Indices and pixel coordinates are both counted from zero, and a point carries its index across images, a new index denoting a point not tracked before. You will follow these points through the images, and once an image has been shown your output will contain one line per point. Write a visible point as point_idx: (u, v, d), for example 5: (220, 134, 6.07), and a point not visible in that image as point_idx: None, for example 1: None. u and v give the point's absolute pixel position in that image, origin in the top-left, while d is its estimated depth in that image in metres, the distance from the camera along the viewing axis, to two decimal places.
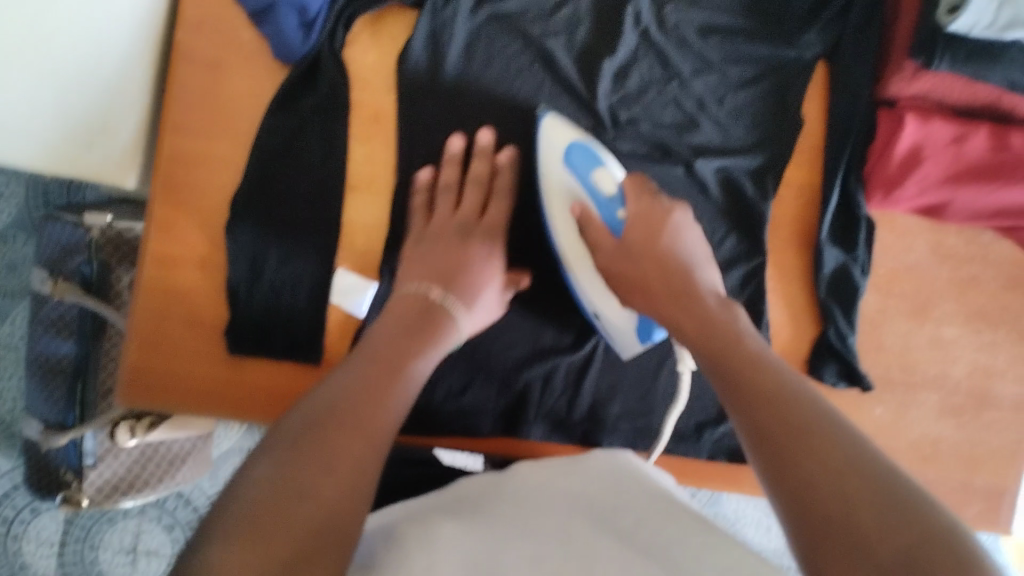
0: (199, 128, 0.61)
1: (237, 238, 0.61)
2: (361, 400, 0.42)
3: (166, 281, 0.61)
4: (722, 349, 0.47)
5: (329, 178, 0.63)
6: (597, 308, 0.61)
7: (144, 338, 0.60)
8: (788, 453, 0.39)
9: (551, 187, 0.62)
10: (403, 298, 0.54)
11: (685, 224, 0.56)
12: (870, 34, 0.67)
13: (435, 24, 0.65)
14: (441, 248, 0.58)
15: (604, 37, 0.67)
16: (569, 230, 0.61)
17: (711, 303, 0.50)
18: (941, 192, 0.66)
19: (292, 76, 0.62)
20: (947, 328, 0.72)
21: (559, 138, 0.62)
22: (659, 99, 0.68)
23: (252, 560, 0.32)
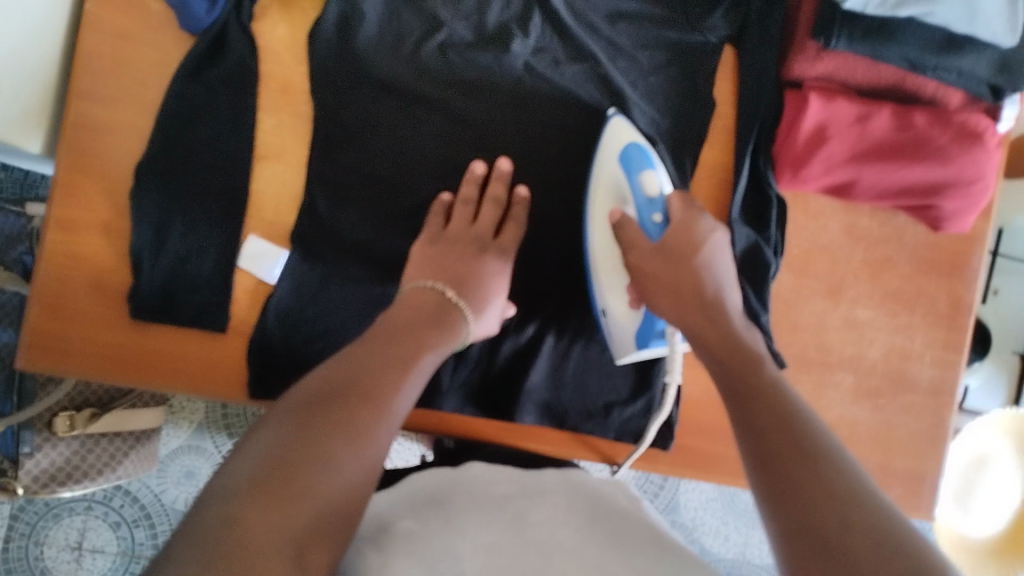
0: (108, 95, 0.63)
1: (141, 204, 0.62)
2: (373, 376, 0.47)
3: (70, 245, 0.62)
4: (741, 372, 0.50)
5: (237, 146, 0.64)
6: (606, 304, 0.64)
7: (47, 300, 0.62)
8: (788, 465, 0.42)
9: (602, 181, 0.65)
10: (413, 293, 0.58)
11: (723, 246, 0.58)
12: (772, 20, 0.68)
13: (346, 6, 0.66)
14: (457, 250, 0.62)
15: (513, 19, 0.68)
16: (602, 231, 0.63)
17: (739, 326, 0.55)
18: (847, 171, 0.67)
19: (199, 49, 0.63)
20: (861, 310, 0.72)
21: (624, 137, 0.64)
22: (576, 82, 0.68)
23: (275, 517, 0.37)
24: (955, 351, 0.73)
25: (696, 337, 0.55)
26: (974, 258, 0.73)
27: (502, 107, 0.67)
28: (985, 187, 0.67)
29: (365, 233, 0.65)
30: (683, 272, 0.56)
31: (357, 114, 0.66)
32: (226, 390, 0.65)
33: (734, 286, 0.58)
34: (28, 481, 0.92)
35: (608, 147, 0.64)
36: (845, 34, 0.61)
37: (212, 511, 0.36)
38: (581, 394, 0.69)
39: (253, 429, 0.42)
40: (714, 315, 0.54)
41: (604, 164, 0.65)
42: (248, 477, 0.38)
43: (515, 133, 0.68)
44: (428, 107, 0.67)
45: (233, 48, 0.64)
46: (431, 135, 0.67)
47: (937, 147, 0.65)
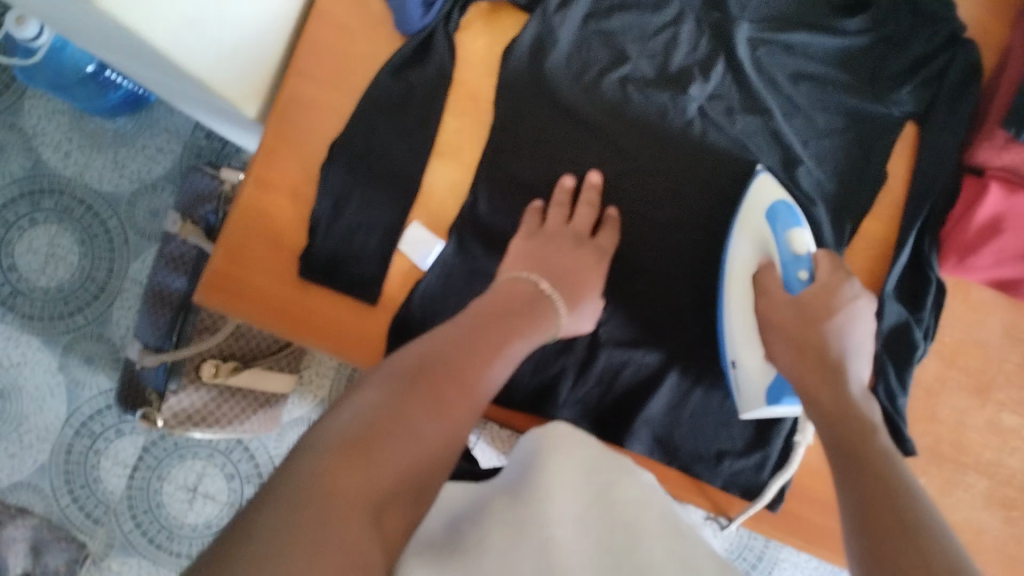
0: (320, 78, 0.70)
1: (329, 178, 0.69)
2: (458, 358, 0.50)
3: (261, 202, 0.69)
4: (851, 438, 0.53)
5: (420, 140, 0.70)
6: (739, 358, 0.64)
7: (231, 247, 0.68)
8: (888, 527, 0.45)
9: (747, 226, 0.66)
10: (507, 283, 0.60)
11: (864, 313, 0.60)
12: (962, 104, 0.67)
13: (543, 29, 0.70)
14: (558, 245, 0.64)
15: (697, 65, 0.71)
16: (741, 281, 0.65)
17: (857, 392, 0.57)
18: (1017, 267, 0.65)
19: (405, 49, 0.69)
20: (1008, 415, 0.69)
21: (768, 195, 0.65)
22: (748, 133, 0.70)
23: (359, 476, 0.39)
24: None
25: (807, 392, 0.57)
26: None
27: (671, 144, 0.70)
28: None
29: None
30: (811, 328, 0.58)
31: (533, 129, 0.70)
32: (367, 359, 0.70)
33: (864, 356, 0.59)
34: (168, 416, 1.00)
35: (751, 204, 0.66)
36: None
37: (302, 468, 0.38)
38: (695, 436, 0.70)
39: (342, 398, 0.45)
40: (832, 378, 0.57)
41: (749, 215, 0.66)
42: (338, 440, 0.40)
43: (681, 173, 0.70)
44: (600, 136, 0.70)
45: (435, 53, 0.70)
46: (600, 161, 0.70)
47: None
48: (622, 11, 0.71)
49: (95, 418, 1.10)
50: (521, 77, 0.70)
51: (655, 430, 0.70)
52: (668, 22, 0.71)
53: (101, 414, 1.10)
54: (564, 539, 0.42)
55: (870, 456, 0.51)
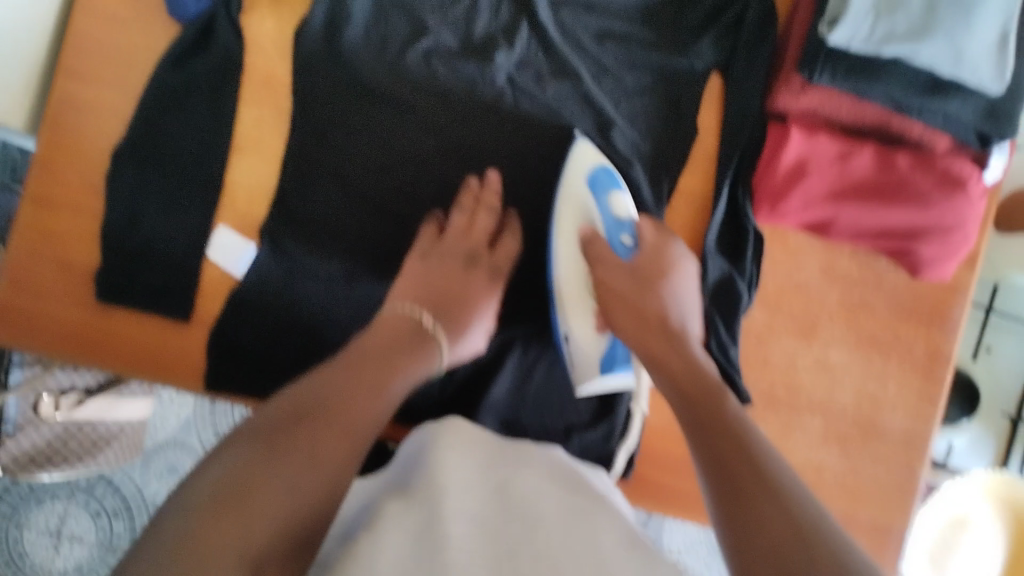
0: (94, 78, 0.64)
1: (116, 187, 0.64)
2: (340, 395, 0.46)
3: (44, 221, 0.64)
4: (699, 396, 0.50)
5: (214, 137, 0.65)
6: (570, 327, 0.62)
7: (16, 275, 0.63)
8: (747, 501, 0.41)
9: (569, 196, 0.64)
10: (394, 315, 0.56)
11: (688, 276, 0.60)
12: (761, 51, 0.67)
13: (333, 6, 0.66)
14: (444, 270, 0.61)
15: (502, 32, 0.69)
16: (567, 249, 0.62)
17: (697, 350, 0.55)
18: (825, 208, 0.66)
19: (184, 37, 0.64)
20: (834, 352, 0.71)
21: (588, 161, 0.64)
22: (560, 99, 0.69)
23: (230, 540, 0.36)
24: (931, 403, 0.71)
25: (648, 352, 0.55)
26: (957, 310, 0.71)
27: (483, 115, 0.68)
28: (967, 236, 0.65)
29: (344, 237, 0.66)
30: (651, 292, 0.58)
31: (335, 113, 0.66)
32: (186, 377, 0.66)
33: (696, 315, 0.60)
34: (8, 462, 0.90)
35: (571, 173, 0.64)
36: (827, 70, 0.60)
37: (168, 536, 0.36)
38: (541, 409, 0.69)
39: (212, 450, 0.41)
40: (673, 344, 0.55)
41: (570, 186, 0.64)
42: (209, 498, 0.38)
43: (498, 144, 0.68)
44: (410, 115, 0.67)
45: (217, 40, 0.65)
46: (412, 141, 0.67)
47: (918, 191, 0.64)
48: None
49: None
50: (314, 58, 0.66)
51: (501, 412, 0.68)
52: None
53: None
54: (459, 535, 0.43)
55: (719, 415, 0.48)
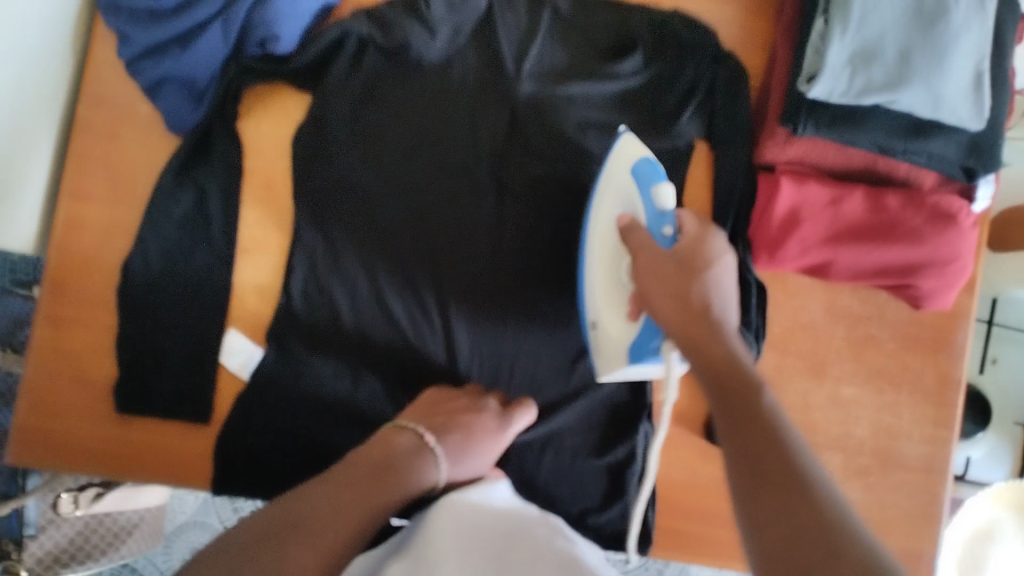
0: (98, 195, 0.66)
1: (126, 300, 0.65)
2: (327, 513, 0.49)
3: (59, 340, 0.65)
4: (729, 381, 0.50)
5: (218, 240, 0.66)
6: (599, 317, 0.60)
7: (35, 396, 0.64)
8: (774, 499, 0.43)
9: (611, 183, 0.61)
10: (395, 429, 0.59)
11: (727, 269, 0.56)
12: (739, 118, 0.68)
13: (321, 112, 0.66)
14: (458, 402, 0.63)
15: (491, 121, 0.68)
16: (606, 235, 0.61)
17: (734, 339, 0.53)
18: (822, 252, 0.67)
19: (183, 147, 0.64)
20: (846, 388, 0.72)
21: (632, 152, 0.60)
22: (550, 185, 0.68)
23: None
24: (946, 428, 0.72)
25: (681, 337, 0.53)
26: (961, 334, 0.72)
27: (478, 210, 0.68)
28: (962, 267, 0.67)
29: (348, 346, 0.66)
30: (687, 279, 0.54)
31: (332, 220, 0.66)
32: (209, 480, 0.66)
33: (734, 307, 0.55)
34: (31, 564, 0.87)
35: (614, 166, 0.61)
36: (812, 122, 0.63)
37: None
38: (553, 496, 0.69)
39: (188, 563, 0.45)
40: (714, 332, 0.53)
41: (614, 175, 0.61)
42: None
43: (496, 234, 0.68)
44: (408, 215, 0.67)
45: (215, 148, 0.65)
46: (409, 241, 0.67)
47: (910, 229, 0.66)
48: (403, 82, 0.68)
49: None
50: (311, 163, 0.66)
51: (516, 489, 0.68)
52: (456, 82, 0.68)
53: None
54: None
55: (751, 399, 0.49)
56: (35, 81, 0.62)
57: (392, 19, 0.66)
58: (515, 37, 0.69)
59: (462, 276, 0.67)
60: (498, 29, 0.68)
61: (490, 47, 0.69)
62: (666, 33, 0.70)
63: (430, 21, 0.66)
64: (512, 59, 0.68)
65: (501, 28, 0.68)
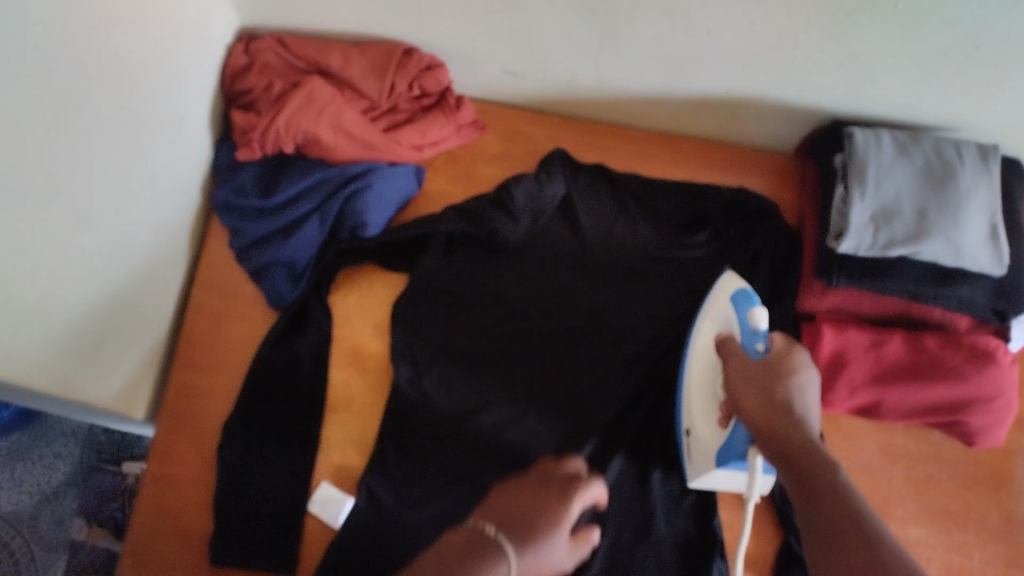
0: (206, 365, 0.74)
1: (226, 458, 0.70)
2: None
3: (163, 498, 0.71)
4: (805, 477, 0.52)
5: (311, 400, 0.72)
6: (692, 425, 0.67)
7: (137, 553, 0.69)
8: None
9: (712, 309, 0.69)
10: (461, 531, 0.50)
11: (813, 381, 0.59)
12: (787, 277, 0.75)
13: (419, 285, 0.75)
14: (516, 494, 0.54)
15: (571, 290, 0.77)
16: (704, 354, 0.68)
17: (813, 435, 0.55)
18: (871, 392, 0.71)
19: (283, 319, 0.72)
20: (912, 529, 0.73)
21: (732, 284, 0.69)
22: (624, 343, 0.75)
23: None
24: (1019, 568, 0.72)
25: (761, 435, 0.57)
26: (1018, 472, 0.74)
27: (561, 368, 0.74)
28: (1008, 402, 0.70)
29: (454, 500, 0.69)
30: (775, 383, 0.58)
31: (424, 380, 0.73)
32: None
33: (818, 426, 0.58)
34: None
35: (722, 289, 0.69)
36: (844, 275, 0.69)
37: None
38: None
39: None
40: (792, 424, 0.55)
41: (716, 302, 0.69)
42: None
43: (588, 391, 0.74)
44: (502, 375, 0.74)
45: (311, 318, 0.73)
46: (504, 400, 0.73)
47: (951, 366, 0.70)
48: (491, 260, 0.76)
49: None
50: (411, 324, 0.74)
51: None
52: (540, 258, 0.77)
53: None
54: None
55: (823, 494, 0.51)
56: (160, 268, 0.73)
57: (480, 208, 0.74)
58: (594, 216, 0.78)
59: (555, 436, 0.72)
60: (578, 209, 0.77)
61: (570, 227, 0.78)
62: (734, 206, 0.78)
63: (513, 211, 0.74)
64: (593, 232, 0.77)
65: (581, 209, 0.78)
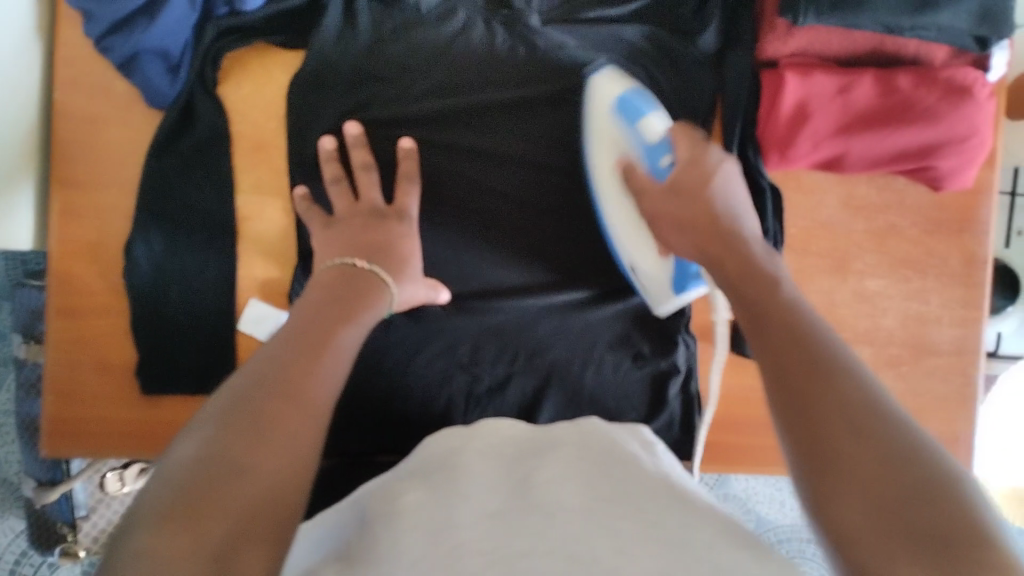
0: (90, 180, 0.64)
1: (135, 283, 0.63)
2: (291, 363, 0.41)
3: (73, 331, 0.64)
4: (746, 279, 0.48)
5: (219, 212, 0.64)
6: (634, 261, 0.61)
7: (59, 388, 0.64)
8: (796, 372, 0.39)
9: (597, 120, 0.62)
10: (327, 271, 0.53)
11: (733, 176, 0.55)
12: (742, 23, 0.67)
13: (322, 65, 0.64)
14: (357, 224, 0.58)
15: (497, 61, 0.67)
16: (609, 151, 0.61)
17: (756, 245, 0.50)
18: (835, 144, 0.65)
19: (167, 120, 0.63)
20: (870, 281, 0.71)
21: (612, 90, 0.62)
22: (557, 111, 0.67)
23: (189, 533, 0.32)
24: (976, 307, 0.71)
25: (704, 250, 0.52)
26: (984, 211, 0.71)
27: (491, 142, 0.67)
28: (982, 142, 0.64)
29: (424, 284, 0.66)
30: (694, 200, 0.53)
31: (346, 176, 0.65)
32: None
33: (751, 213, 0.55)
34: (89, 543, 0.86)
35: (598, 106, 0.62)
36: (812, 10, 0.60)
37: (157, 488, 0.34)
38: (598, 415, 0.69)
39: (167, 449, 0.37)
40: (724, 237, 0.51)
41: (598, 120, 0.62)
42: (167, 493, 0.33)
43: (530, 167, 0.67)
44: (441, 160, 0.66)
45: (200, 115, 0.64)
46: (447, 189, 0.66)
47: (925, 108, 0.63)
48: (406, 31, 0.66)
49: (22, 561, 0.96)
50: (310, 112, 0.64)
51: (560, 401, 0.69)
52: (461, 25, 0.67)
53: (25, 554, 0.96)
54: (482, 506, 0.40)
55: (770, 291, 0.46)
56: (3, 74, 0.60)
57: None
58: None
59: (502, 219, 0.67)
60: None
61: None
62: None
63: None
64: None
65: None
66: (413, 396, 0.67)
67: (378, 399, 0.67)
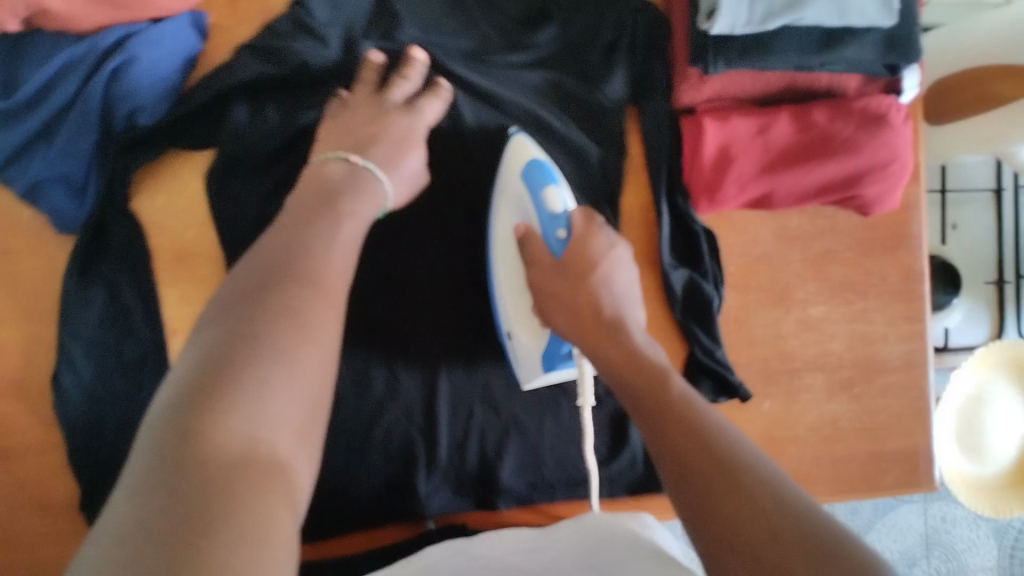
0: (6, 315, 0.61)
1: (68, 418, 0.61)
2: (297, 252, 0.45)
3: (9, 474, 0.62)
4: (636, 381, 0.50)
5: (146, 331, 0.62)
6: (511, 328, 0.64)
7: (3, 532, 0.62)
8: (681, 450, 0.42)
9: (507, 191, 0.63)
10: (320, 164, 0.56)
11: (622, 261, 0.58)
12: (656, 70, 0.66)
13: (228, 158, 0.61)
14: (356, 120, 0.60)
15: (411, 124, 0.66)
16: (507, 248, 0.63)
17: (637, 339, 0.53)
18: (761, 184, 0.65)
19: (79, 243, 0.60)
20: (814, 308, 0.71)
21: (525, 152, 0.62)
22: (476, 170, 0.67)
23: (229, 398, 0.36)
24: (919, 320, 0.72)
25: (589, 345, 0.55)
26: (915, 225, 0.72)
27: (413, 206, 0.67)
28: (903, 164, 0.65)
29: (374, 356, 0.66)
30: (580, 287, 0.56)
31: None
32: None
33: (637, 301, 0.58)
34: None
35: (509, 166, 0.63)
36: (721, 58, 0.60)
37: (190, 366, 0.38)
38: (560, 462, 0.69)
39: (193, 330, 0.41)
40: (612, 335, 0.54)
41: (509, 180, 0.63)
42: (196, 373, 0.37)
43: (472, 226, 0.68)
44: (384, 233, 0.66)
45: (113, 235, 0.61)
46: (380, 258, 0.66)
47: (844, 139, 0.64)
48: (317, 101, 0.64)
49: None
50: (228, 210, 0.62)
51: (521, 457, 0.69)
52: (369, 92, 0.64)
53: None
54: None
55: (659, 391, 0.48)
56: None
57: (276, 34, 0.61)
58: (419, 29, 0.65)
59: (438, 284, 0.67)
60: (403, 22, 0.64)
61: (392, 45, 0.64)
62: None
63: (319, 32, 0.61)
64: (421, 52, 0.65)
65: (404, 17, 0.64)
66: (372, 469, 0.67)
67: (336, 479, 0.66)
